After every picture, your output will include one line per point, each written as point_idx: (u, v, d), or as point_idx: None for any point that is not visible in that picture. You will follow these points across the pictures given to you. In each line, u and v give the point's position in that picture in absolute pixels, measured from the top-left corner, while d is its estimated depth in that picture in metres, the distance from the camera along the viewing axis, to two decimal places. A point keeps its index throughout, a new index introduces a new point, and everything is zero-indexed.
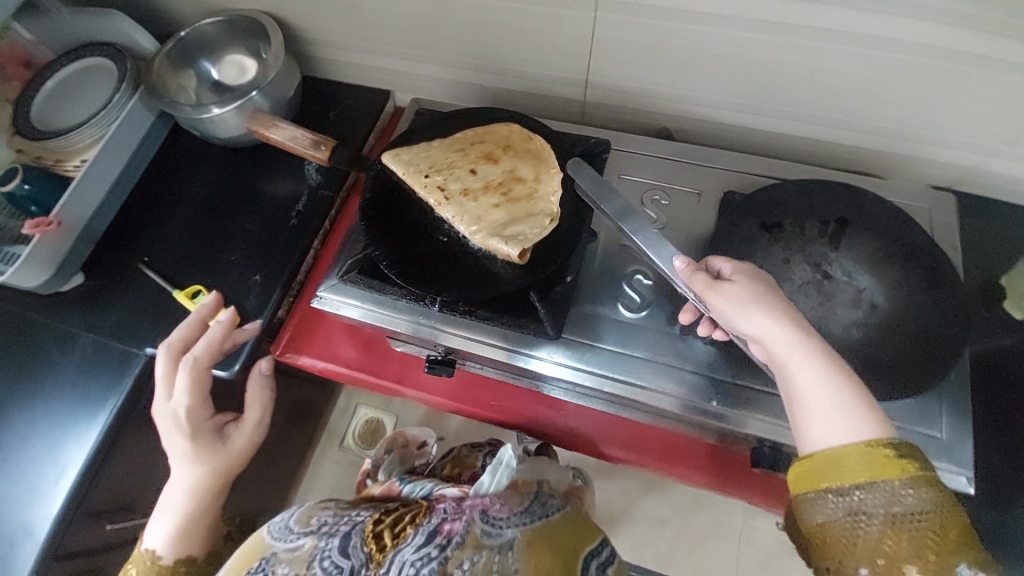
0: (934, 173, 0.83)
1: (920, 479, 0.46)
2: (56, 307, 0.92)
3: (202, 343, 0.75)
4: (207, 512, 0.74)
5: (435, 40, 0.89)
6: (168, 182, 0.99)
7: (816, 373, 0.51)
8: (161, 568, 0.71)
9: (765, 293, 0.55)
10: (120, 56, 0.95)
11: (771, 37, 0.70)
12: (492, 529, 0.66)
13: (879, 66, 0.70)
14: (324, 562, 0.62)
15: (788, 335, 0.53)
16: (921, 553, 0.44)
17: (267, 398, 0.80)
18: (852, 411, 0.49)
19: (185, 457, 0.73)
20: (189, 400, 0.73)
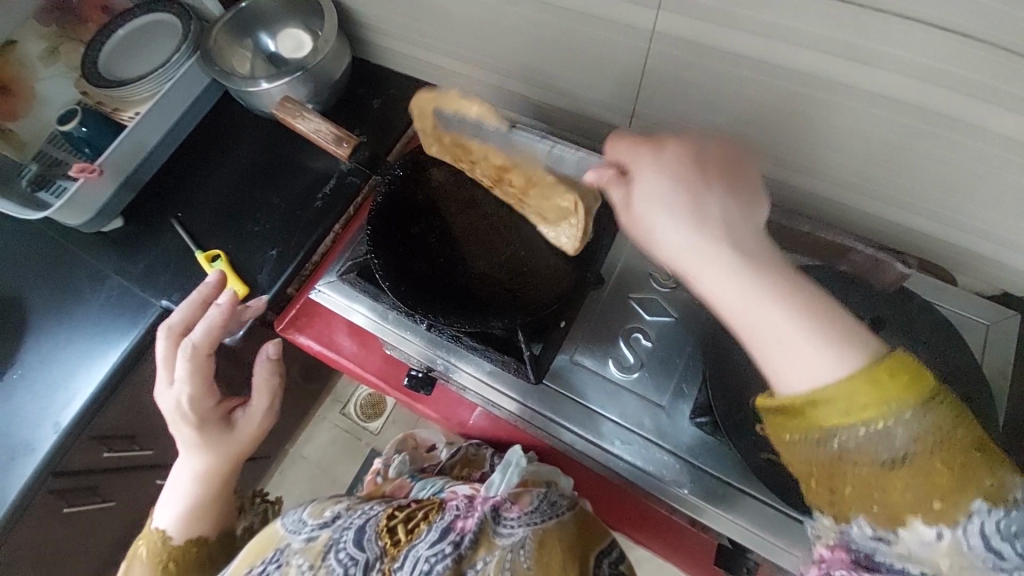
0: (1004, 278, 0.73)
1: (919, 399, 0.34)
2: (93, 244, 0.97)
3: (202, 327, 0.71)
4: (215, 496, 0.76)
5: (485, 44, 0.86)
6: (212, 144, 1.02)
7: (760, 292, 0.38)
8: (174, 547, 0.74)
9: (693, 194, 0.42)
10: (185, 16, 0.97)
11: (841, 100, 0.63)
12: (502, 529, 0.66)
13: (957, 153, 0.61)
14: (338, 554, 0.62)
15: (718, 250, 0.40)
16: (933, 493, 0.34)
17: (268, 382, 0.77)
18: (811, 335, 0.37)
19: (192, 442, 0.73)
20: (191, 389, 0.71)
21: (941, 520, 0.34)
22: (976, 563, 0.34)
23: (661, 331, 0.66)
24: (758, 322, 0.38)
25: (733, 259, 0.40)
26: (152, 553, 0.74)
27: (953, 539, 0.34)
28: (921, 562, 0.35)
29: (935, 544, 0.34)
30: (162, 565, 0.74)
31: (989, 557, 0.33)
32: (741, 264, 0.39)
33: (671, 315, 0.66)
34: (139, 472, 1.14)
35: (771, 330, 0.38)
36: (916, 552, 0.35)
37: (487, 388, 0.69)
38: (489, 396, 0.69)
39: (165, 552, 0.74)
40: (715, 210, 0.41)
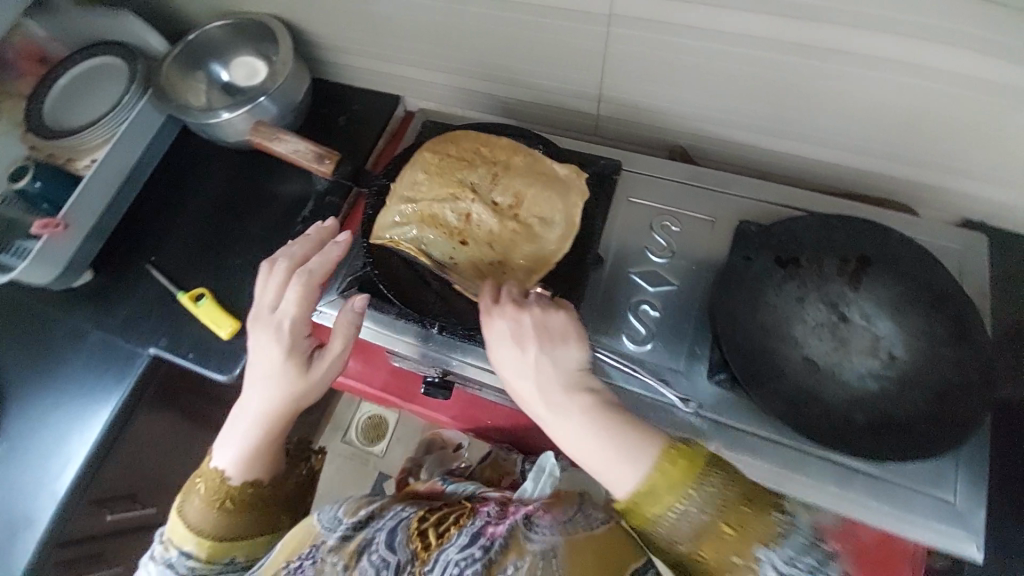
0: (967, 205, 0.78)
1: (697, 478, 0.47)
2: (66, 301, 0.92)
3: (323, 255, 0.65)
4: (278, 439, 0.65)
5: (445, 48, 0.86)
6: (177, 182, 0.99)
7: (587, 441, 0.51)
8: (230, 488, 0.64)
9: (528, 359, 0.54)
10: (130, 56, 0.94)
11: (795, 58, 0.66)
12: (533, 534, 0.62)
13: (909, 94, 0.65)
14: (371, 556, 0.61)
15: (553, 405, 0.53)
16: (733, 552, 0.46)
17: (349, 330, 0.64)
18: (616, 452, 0.50)
19: (273, 369, 0.62)
20: (296, 312, 0.62)
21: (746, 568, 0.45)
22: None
23: (667, 300, 0.68)
24: (592, 459, 0.51)
25: (562, 404, 0.53)
26: (208, 493, 0.64)
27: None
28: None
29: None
30: (217, 506, 0.64)
31: None
32: (570, 415, 0.52)
33: (672, 283, 0.68)
34: (144, 533, 1.08)
35: (603, 468, 0.50)
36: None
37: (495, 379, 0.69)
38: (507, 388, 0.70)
39: (222, 492, 0.64)
40: (543, 366, 0.54)
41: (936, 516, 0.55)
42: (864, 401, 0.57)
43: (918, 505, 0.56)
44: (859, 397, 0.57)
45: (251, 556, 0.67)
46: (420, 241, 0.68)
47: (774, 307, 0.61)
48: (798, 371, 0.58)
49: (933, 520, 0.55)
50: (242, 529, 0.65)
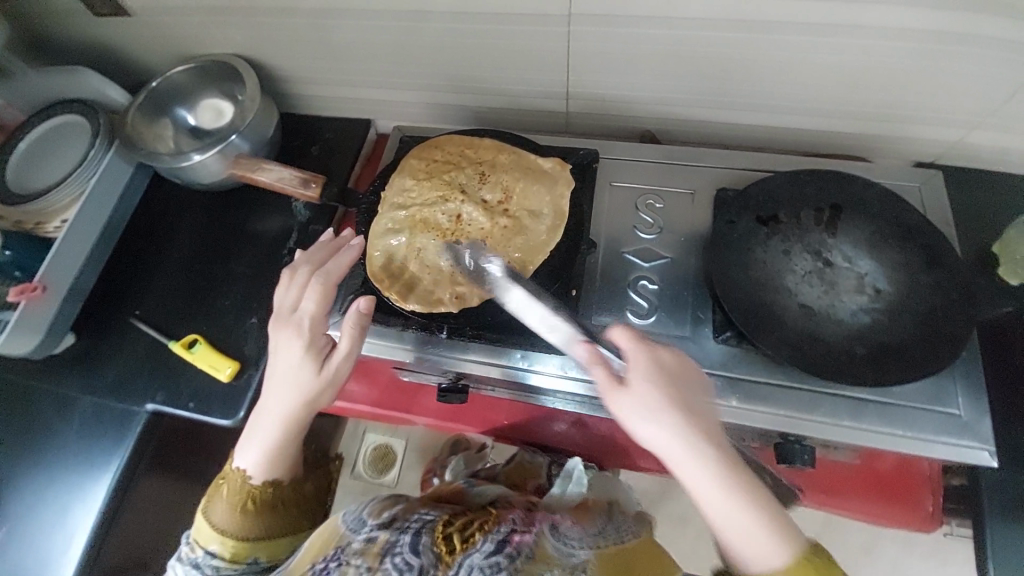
0: (917, 149, 0.84)
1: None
2: (50, 369, 0.89)
3: (336, 257, 0.66)
4: (298, 439, 0.66)
5: (411, 66, 0.89)
6: (154, 231, 0.98)
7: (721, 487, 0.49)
8: (252, 488, 0.65)
9: (664, 398, 0.51)
10: (91, 112, 0.93)
11: (743, 34, 0.71)
12: (561, 547, 0.64)
13: (850, 53, 0.71)
14: (394, 558, 0.58)
15: (692, 447, 0.49)
16: None
17: (358, 332, 0.63)
18: (754, 519, 0.48)
19: (291, 367, 0.63)
20: (314, 309, 0.64)
21: None
22: None
23: (664, 273, 0.70)
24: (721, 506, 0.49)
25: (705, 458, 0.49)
26: (231, 494, 0.65)
27: None
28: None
29: None
30: (240, 507, 0.65)
31: None
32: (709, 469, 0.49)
33: (667, 257, 0.71)
34: None
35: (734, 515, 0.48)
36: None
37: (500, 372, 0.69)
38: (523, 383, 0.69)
39: (243, 492, 0.65)
40: (692, 415, 0.51)
41: (947, 431, 0.59)
42: (861, 334, 0.60)
43: (926, 422, 0.60)
44: (856, 332, 0.61)
45: (275, 556, 0.66)
46: (412, 244, 0.69)
47: (763, 262, 0.65)
48: (796, 317, 0.62)
49: (944, 433, 0.59)
50: (264, 530, 0.65)
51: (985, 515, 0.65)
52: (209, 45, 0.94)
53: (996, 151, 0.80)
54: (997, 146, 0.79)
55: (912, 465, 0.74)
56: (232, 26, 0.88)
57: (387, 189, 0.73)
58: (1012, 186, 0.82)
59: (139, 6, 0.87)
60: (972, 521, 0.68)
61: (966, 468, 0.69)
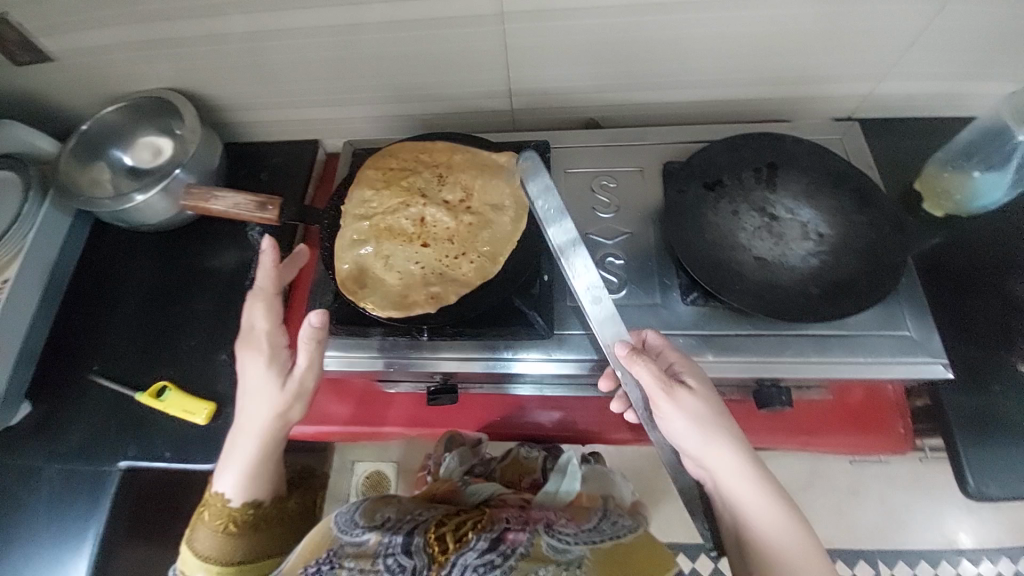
0: (835, 106, 0.92)
1: None
2: (7, 442, 0.83)
3: (269, 269, 0.64)
4: (273, 457, 0.66)
5: (353, 81, 0.89)
6: (102, 281, 0.93)
7: (749, 479, 0.57)
8: (232, 510, 0.66)
9: (709, 402, 0.58)
10: (20, 164, 0.89)
11: (664, 16, 0.76)
12: (557, 543, 0.64)
13: (761, 24, 0.77)
14: (387, 560, 0.59)
15: (734, 441, 0.57)
16: None
17: (315, 346, 0.61)
18: (781, 508, 0.56)
19: (255, 388, 0.63)
20: (265, 327, 0.63)
21: None
22: None
23: (627, 247, 0.73)
24: (745, 495, 0.57)
25: (743, 451, 0.57)
26: (213, 518, 0.67)
27: None
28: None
29: None
30: (223, 530, 0.66)
31: None
32: (745, 462, 0.57)
33: (627, 232, 0.74)
34: None
35: (757, 504, 0.57)
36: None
37: (483, 364, 0.69)
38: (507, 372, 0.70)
39: (225, 515, 0.66)
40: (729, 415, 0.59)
41: (903, 350, 0.65)
42: (813, 276, 0.65)
43: (885, 347, 0.65)
44: (809, 275, 0.65)
45: None
46: (380, 251, 0.69)
47: (716, 224, 0.69)
48: (753, 269, 0.66)
49: (903, 355, 0.65)
50: (249, 553, 0.66)
51: (950, 425, 0.71)
52: (141, 82, 0.91)
53: (901, 99, 0.89)
54: (901, 94, 0.88)
55: (879, 391, 0.79)
56: (161, 60, 0.86)
57: (348, 202, 0.73)
58: (920, 129, 0.91)
59: (61, 49, 0.84)
60: (940, 434, 0.74)
61: (926, 387, 0.75)
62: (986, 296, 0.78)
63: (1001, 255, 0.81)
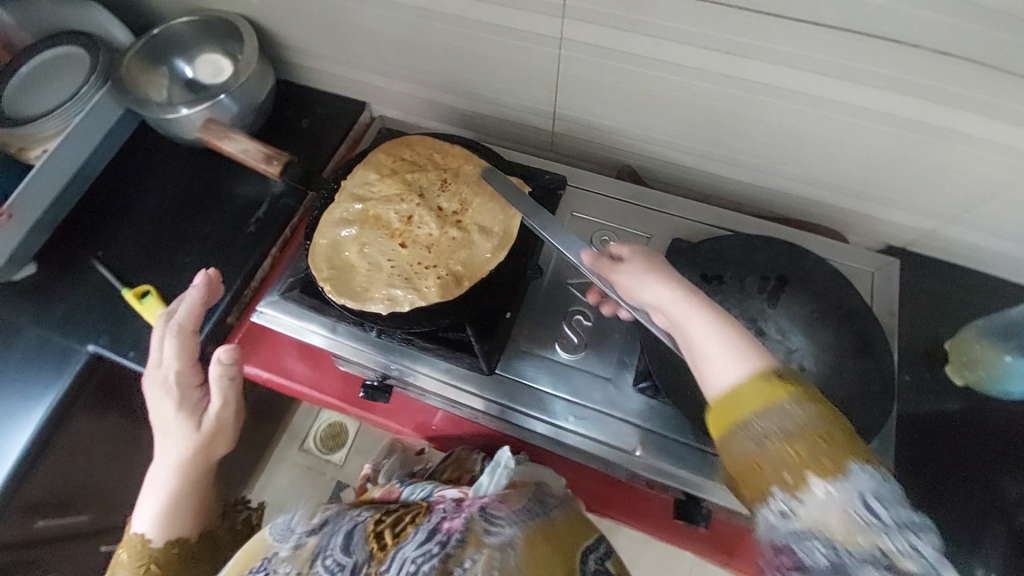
0: (889, 233, 0.84)
1: (794, 394, 0.43)
2: (8, 294, 0.90)
3: (185, 307, 0.69)
4: (194, 494, 0.68)
5: (407, 60, 0.89)
6: (131, 176, 0.99)
7: (691, 308, 0.49)
8: (153, 551, 0.66)
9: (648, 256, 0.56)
10: (92, 48, 0.94)
11: (728, 89, 0.71)
12: (491, 527, 0.58)
13: (831, 126, 0.70)
14: (325, 561, 0.57)
15: (674, 280, 0.52)
16: (830, 454, 0.41)
17: (229, 383, 0.66)
18: (735, 345, 0.46)
19: (170, 426, 0.66)
20: (178, 364, 0.67)
21: (831, 482, 0.40)
22: (862, 524, 0.38)
23: (599, 311, 0.71)
24: (695, 333, 0.48)
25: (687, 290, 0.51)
26: (131, 560, 0.66)
27: (841, 500, 0.39)
28: (823, 535, 0.39)
29: (828, 506, 0.39)
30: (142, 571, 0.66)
31: (870, 516, 0.38)
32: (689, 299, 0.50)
33: None
34: (84, 539, 1.04)
35: (705, 334, 0.47)
36: (817, 521, 0.39)
37: (461, 394, 0.69)
38: (457, 397, 0.70)
39: (145, 557, 0.66)
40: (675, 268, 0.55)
41: None
42: None
43: None
44: None
45: None
46: (359, 237, 0.69)
47: None
48: None
49: None
50: None
51: None
52: (217, 2, 0.94)
53: (964, 246, 0.80)
54: (966, 241, 0.79)
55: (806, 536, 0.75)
56: None
57: (349, 175, 0.74)
58: (978, 285, 0.82)
59: None
60: None
61: None
62: (975, 486, 0.72)
63: (1010, 448, 0.73)
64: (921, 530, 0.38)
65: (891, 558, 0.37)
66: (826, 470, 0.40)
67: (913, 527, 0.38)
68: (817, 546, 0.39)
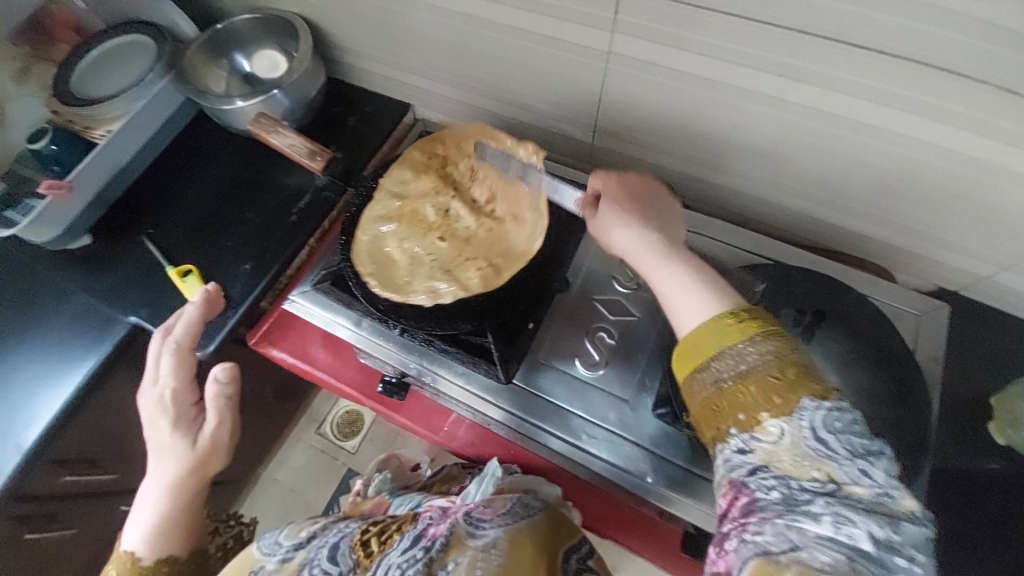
0: (940, 275, 0.80)
1: (751, 335, 0.45)
2: (63, 260, 0.96)
3: (183, 325, 0.73)
4: (187, 509, 0.67)
5: (454, 64, 0.91)
6: (185, 159, 1.04)
7: (659, 260, 0.53)
8: (143, 569, 0.65)
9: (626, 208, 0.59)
10: (160, 38, 1.00)
11: (776, 112, 0.69)
12: (474, 528, 0.60)
13: (884, 158, 0.67)
14: (312, 570, 0.61)
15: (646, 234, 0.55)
16: (781, 392, 0.42)
17: (224, 404, 0.68)
18: (697, 291, 0.49)
19: (165, 443, 0.66)
20: (176, 381, 0.69)
21: (782, 418, 0.41)
22: (813, 456, 0.39)
23: (624, 330, 0.70)
24: (663, 282, 0.52)
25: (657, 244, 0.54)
26: None
27: (792, 436, 0.40)
28: (776, 468, 0.40)
29: (778, 440, 0.41)
30: None
31: (821, 446, 0.39)
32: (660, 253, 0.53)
33: (634, 315, 0.70)
34: (109, 499, 1.09)
35: (671, 283, 0.51)
36: (771, 455, 0.41)
37: (480, 402, 0.69)
38: (476, 405, 0.70)
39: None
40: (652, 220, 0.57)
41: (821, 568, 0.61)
42: None
43: None
44: None
45: None
46: (399, 232, 0.71)
47: None
48: None
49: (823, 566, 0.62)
50: None
51: None
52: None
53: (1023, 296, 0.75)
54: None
55: None
56: None
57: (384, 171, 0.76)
58: None
59: None
60: None
61: None
62: (1004, 554, 0.70)
63: None
64: (878, 460, 0.39)
65: (843, 486, 0.38)
66: (775, 406, 0.42)
67: (870, 457, 0.39)
68: (769, 479, 0.40)
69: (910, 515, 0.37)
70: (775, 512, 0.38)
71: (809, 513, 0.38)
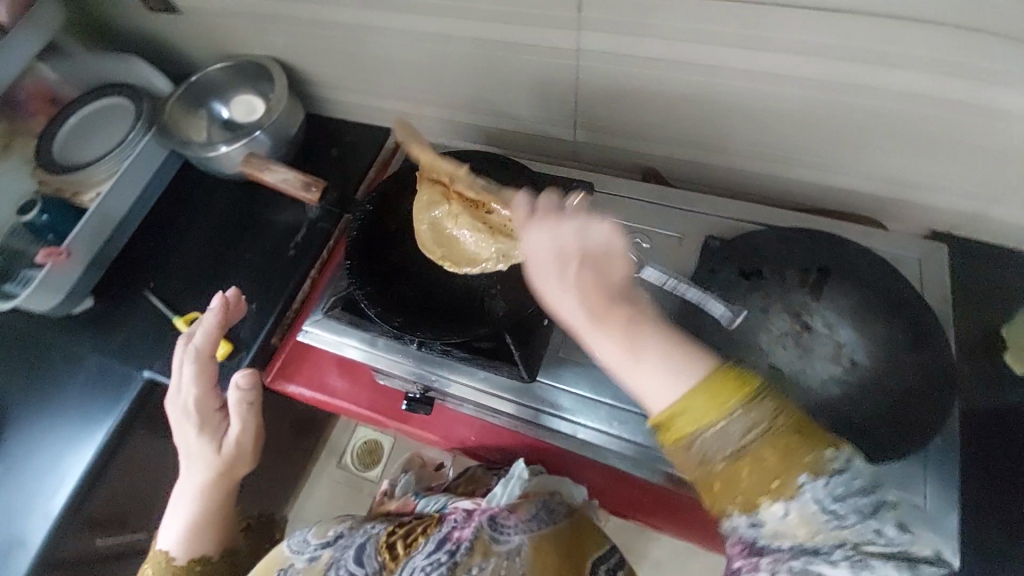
0: (932, 219, 0.81)
1: (733, 410, 0.42)
2: (67, 327, 0.96)
3: (201, 333, 0.74)
4: (215, 511, 0.75)
5: (429, 83, 0.92)
6: (177, 210, 1.05)
7: (607, 336, 0.45)
8: (178, 567, 0.73)
9: (558, 259, 0.48)
10: (136, 97, 1.01)
11: (749, 84, 0.71)
12: (499, 535, 0.65)
13: (860, 113, 0.69)
14: (339, 571, 0.63)
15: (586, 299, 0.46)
16: (776, 472, 0.41)
17: (247, 409, 0.73)
18: (658, 373, 0.44)
19: (193, 451, 0.73)
20: (198, 391, 0.73)
21: (784, 500, 0.40)
22: (827, 521, 0.40)
23: None
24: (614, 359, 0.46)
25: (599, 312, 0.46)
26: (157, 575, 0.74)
27: (799, 511, 0.40)
28: (789, 535, 0.41)
29: (785, 518, 0.40)
30: None
31: (830, 518, 0.40)
32: (604, 325, 0.45)
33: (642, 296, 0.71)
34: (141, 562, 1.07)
35: (621, 363, 0.45)
36: (781, 526, 0.41)
37: (498, 400, 0.70)
38: (496, 405, 0.70)
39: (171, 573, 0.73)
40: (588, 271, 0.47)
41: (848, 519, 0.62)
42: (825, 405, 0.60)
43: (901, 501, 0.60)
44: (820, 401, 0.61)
45: None
46: (451, 212, 0.70)
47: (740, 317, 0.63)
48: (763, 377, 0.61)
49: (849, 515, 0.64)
50: None
51: None
52: (248, 45, 1.00)
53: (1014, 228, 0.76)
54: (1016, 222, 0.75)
55: None
56: (269, 32, 0.94)
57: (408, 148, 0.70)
58: None
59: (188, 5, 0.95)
60: None
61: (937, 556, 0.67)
62: None
63: None
64: (890, 512, 0.40)
65: (859, 544, 0.40)
66: (773, 490, 0.41)
67: (883, 509, 0.41)
68: (782, 543, 0.41)
69: (924, 556, 0.41)
70: (790, 555, 0.40)
71: (825, 556, 0.40)
